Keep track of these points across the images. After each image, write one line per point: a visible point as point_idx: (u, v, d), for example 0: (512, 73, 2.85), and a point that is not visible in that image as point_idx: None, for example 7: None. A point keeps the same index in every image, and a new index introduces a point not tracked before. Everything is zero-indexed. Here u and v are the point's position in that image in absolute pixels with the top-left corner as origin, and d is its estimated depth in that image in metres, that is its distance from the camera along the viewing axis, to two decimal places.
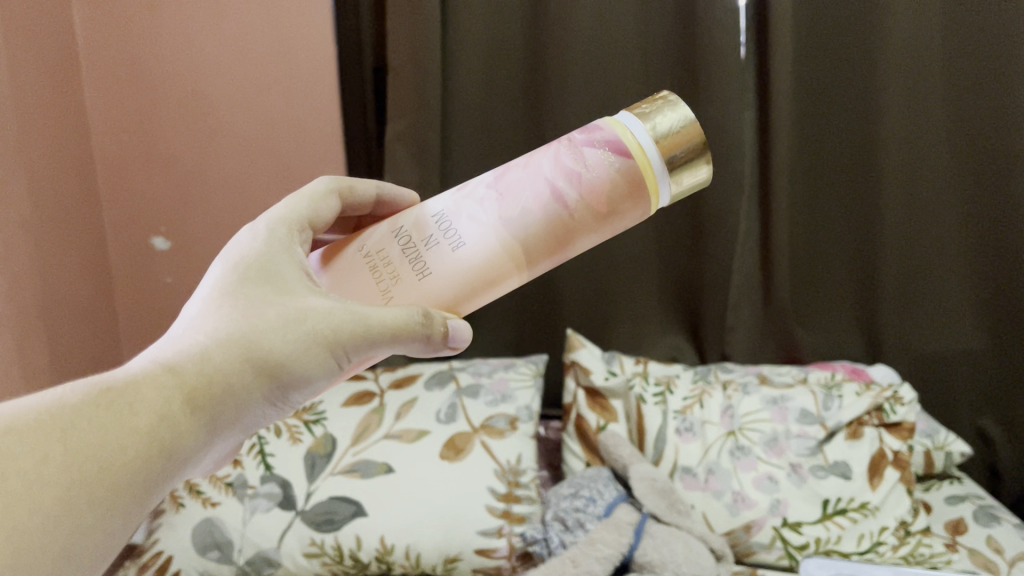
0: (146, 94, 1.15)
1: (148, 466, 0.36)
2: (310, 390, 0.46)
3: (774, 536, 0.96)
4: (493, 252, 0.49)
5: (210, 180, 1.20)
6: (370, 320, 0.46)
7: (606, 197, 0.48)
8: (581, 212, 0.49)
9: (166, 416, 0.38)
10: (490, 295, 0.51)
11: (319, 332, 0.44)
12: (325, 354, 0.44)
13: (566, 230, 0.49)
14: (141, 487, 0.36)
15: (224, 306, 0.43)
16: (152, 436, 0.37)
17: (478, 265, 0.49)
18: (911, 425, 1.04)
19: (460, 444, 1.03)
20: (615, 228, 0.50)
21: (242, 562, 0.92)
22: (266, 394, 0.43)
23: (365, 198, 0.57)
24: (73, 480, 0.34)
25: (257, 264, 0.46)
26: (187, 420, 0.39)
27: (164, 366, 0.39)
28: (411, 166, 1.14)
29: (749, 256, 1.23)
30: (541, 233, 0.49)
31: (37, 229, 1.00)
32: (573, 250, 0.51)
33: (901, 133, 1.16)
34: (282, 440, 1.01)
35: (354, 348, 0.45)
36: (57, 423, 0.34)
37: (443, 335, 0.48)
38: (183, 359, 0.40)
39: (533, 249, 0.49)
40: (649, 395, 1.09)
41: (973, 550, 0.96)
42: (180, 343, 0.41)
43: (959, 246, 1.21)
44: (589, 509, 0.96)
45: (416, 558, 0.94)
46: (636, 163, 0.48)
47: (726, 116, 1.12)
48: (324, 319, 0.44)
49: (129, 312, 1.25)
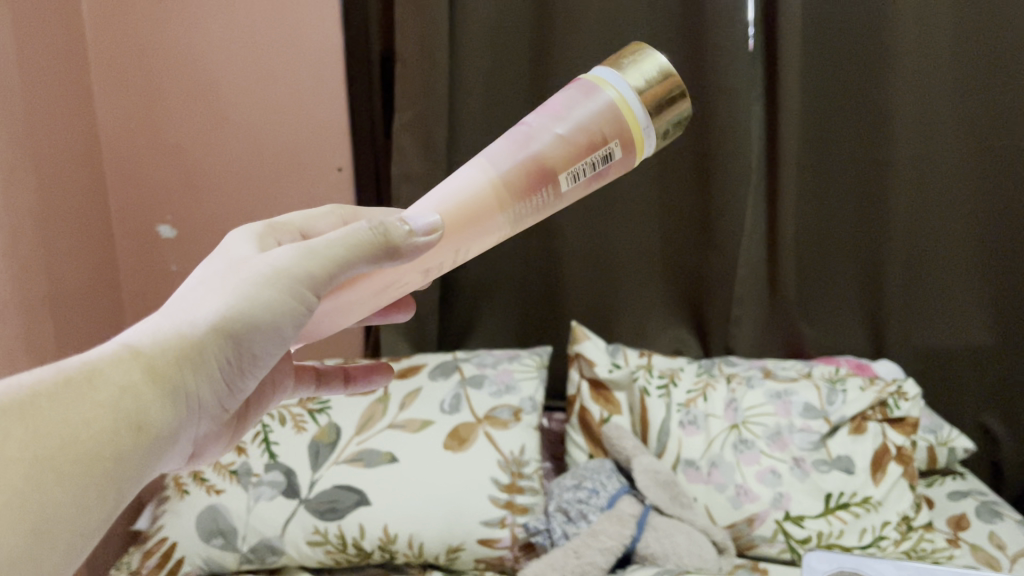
0: (154, 83, 1.15)
1: (118, 439, 0.38)
2: (284, 335, 0.44)
3: (777, 529, 0.96)
4: (460, 177, 0.47)
5: (217, 168, 1.20)
6: (319, 251, 0.44)
7: (564, 104, 0.47)
8: (542, 120, 0.47)
9: (128, 388, 0.39)
10: (466, 215, 0.46)
11: (266, 281, 0.43)
12: (285, 291, 0.43)
13: (529, 138, 0.47)
14: (114, 459, 0.38)
15: (191, 284, 0.45)
16: (115, 409, 0.38)
17: (445, 191, 0.47)
18: (915, 422, 1.03)
19: (464, 434, 1.03)
20: (589, 136, 0.46)
21: (245, 549, 0.93)
22: (225, 355, 0.43)
23: (372, 223, 0.59)
24: (39, 458, 0.35)
25: (224, 250, 0.48)
26: (153, 391, 0.40)
27: (126, 344, 0.41)
28: (417, 156, 1.13)
29: (755, 250, 1.23)
30: (503, 145, 0.47)
31: (43, 216, 1.00)
32: (553, 168, 0.46)
33: (909, 130, 1.15)
34: (287, 429, 1.02)
35: (314, 284, 0.43)
36: (16, 403, 0.36)
37: (404, 234, 0.44)
38: (144, 335, 0.41)
39: (498, 161, 0.46)
40: (653, 388, 1.08)
41: (974, 545, 0.96)
42: (146, 324, 0.42)
43: (964, 242, 1.21)
44: (592, 501, 0.96)
45: (418, 547, 0.95)
46: (588, 78, 0.48)
47: (731, 110, 1.13)
48: (272, 267, 0.44)
49: (134, 299, 1.25)
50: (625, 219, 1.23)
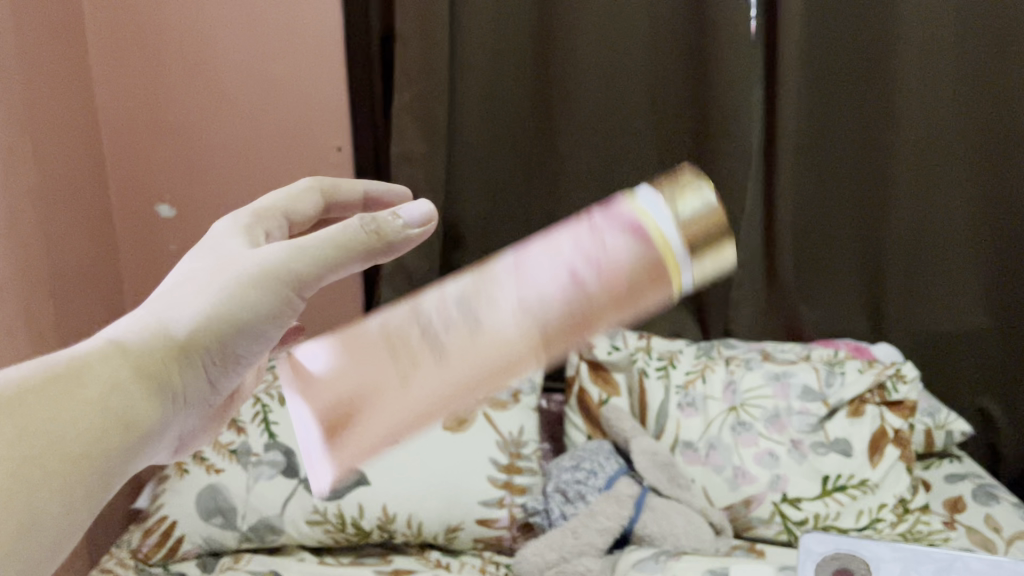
0: (153, 61, 1.15)
1: (109, 432, 0.41)
2: (269, 330, 0.47)
3: (773, 511, 0.97)
4: (511, 339, 0.46)
5: (216, 148, 1.20)
6: (308, 247, 0.46)
7: (627, 280, 0.45)
8: (600, 296, 0.45)
9: (115, 385, 0.41)
10: (507, 378, 0.47)
11: (255, 276, 0.45)
12: (275, 288, 0.45)
13: (586, 314, 0.46)
14: (101, 455, 0.40)
15: (177, 278, 0.46)
16: (102, 406, 0.41)
17: (491, 354, 0.46)
18: (914, 404, 1.02)
19: (464, 415, 1.03)
20: (640, 313, 0.46)
21: (245, 528, 0.94)
22: (211, 355, 0.46)
23: (350, 197, 0.62)
24: (28, 456, 0.37)
25: (208, 245, 0.49)
26: (140, 385, 0.43)
27: (115, 343, 0.43)
28: (417, 138, 1.13)
29: (755, 233, 1.23)
30: (558, 317, 0.46)
31: (43, 198, 1.00)
32: (599, 323, 0.47)
33: (915, 112, 1.15)
34: (286, 409, 1.02)
35: (300, 280, 0.46)
36: (7, 401, 0.38)
37: (394, 230, 0.47)
38: (132, 336, 0.43)
39: (551, 333, 0.46)
40: (652, 369, 1.09)
41: (970, 528, 0.97)
42: (134, 322, 0.44)
43: (965, 225, 1.21)
44: (591, 482, 0.97)
45: (417, 527, 0.96)
46: (655, 249, 0.45)
47: (731, 92, 1.12)
48: (262, 266, 0.45)
49: (134, 279, 1.25)
50: None
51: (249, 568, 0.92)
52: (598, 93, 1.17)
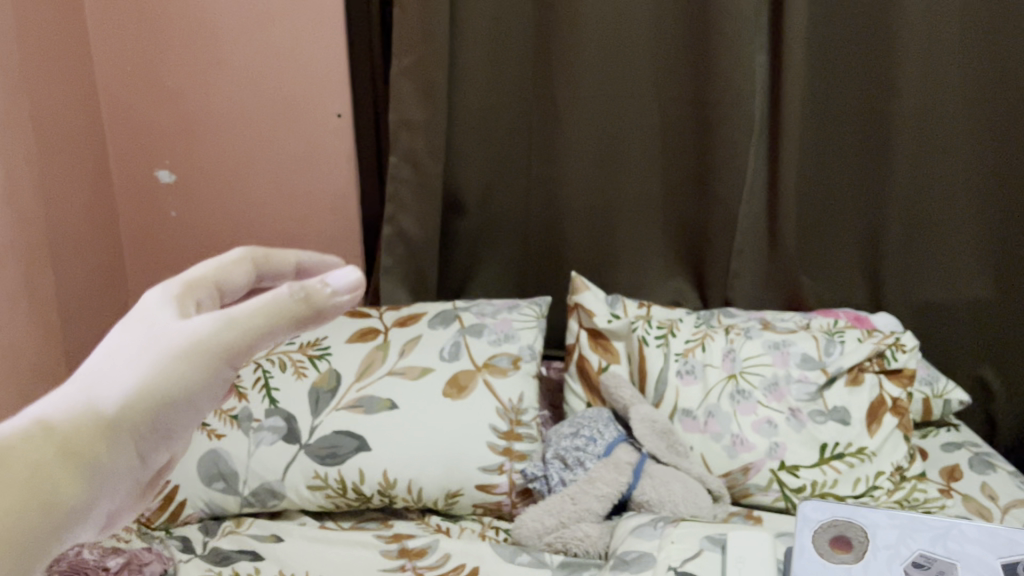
0: (151, 23, 1.13)
1: (19, 527, 0.32)
2: (208, 403, 0.38)
3: (771, 479, 0.98)
4: None
5: (215, 113, 1.19)
6: (237, 320, 0.37)
7: None
8: None
9: (36, 473, 0.33)
10: None
11: (184, 353, 0.36)
12: (210, 363, 0.37)
13: None
14: (23, 553, 0.32)
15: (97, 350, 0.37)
16: (23, 496, 0.32)
17: None
18: (911, 372, 1.03)
19: (463, 381, 1.04)
20: None
21: (246, 492, 0.96)
22: (143, 433, 0.36)
23: None
24: None
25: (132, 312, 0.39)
26: (64, 474, 0.34)
27: (40, 423, 0.34)
28: (417, 103, 1.12)
29: (757, 201, 1.22)
30: None
31: (43, 161, 0.99)
32: None
33: (917, 82, 1.14)
34: (287, 375, 1.02)
35: (232, 356, 0.37)
36: None
37: (327, 295, 0.38)
38: (58, 414, 0.35)
39: None
40: (652, 338, 1.07)
41: (966, 496, 0.98)
42: (54, 398, 0.35)
43: (966, 196, 1.20)
44: (590, 449, 0.98)
45: (417, 492, 0.98)
46: None
47: (734, 56, 1.11)
48: (191, 339, 0.36)
49: (133, 244, 1.25)
50: (626, 168, 1.23)
51: (249, 532, 0.95)
52: (597, 60, 1.17)
